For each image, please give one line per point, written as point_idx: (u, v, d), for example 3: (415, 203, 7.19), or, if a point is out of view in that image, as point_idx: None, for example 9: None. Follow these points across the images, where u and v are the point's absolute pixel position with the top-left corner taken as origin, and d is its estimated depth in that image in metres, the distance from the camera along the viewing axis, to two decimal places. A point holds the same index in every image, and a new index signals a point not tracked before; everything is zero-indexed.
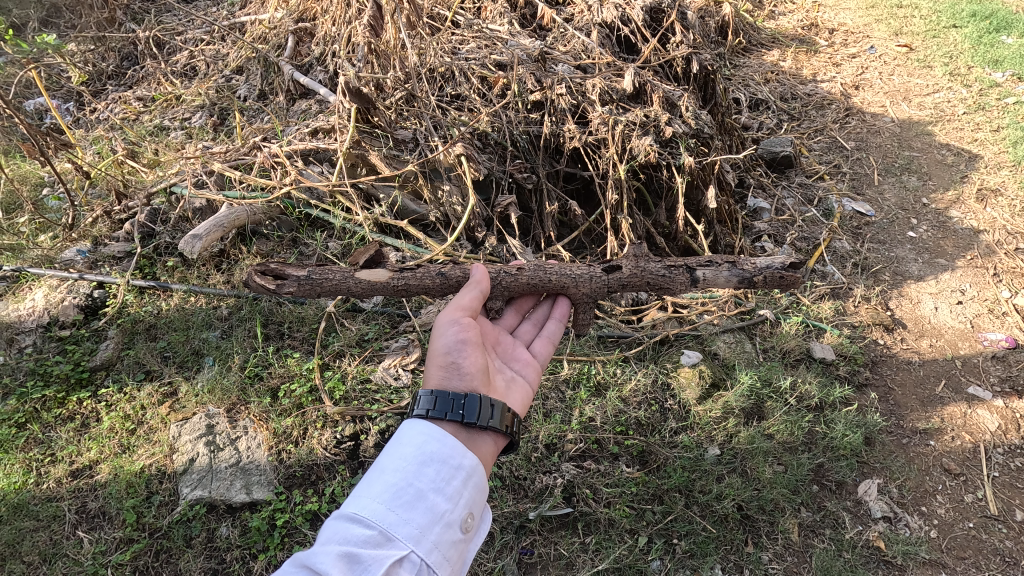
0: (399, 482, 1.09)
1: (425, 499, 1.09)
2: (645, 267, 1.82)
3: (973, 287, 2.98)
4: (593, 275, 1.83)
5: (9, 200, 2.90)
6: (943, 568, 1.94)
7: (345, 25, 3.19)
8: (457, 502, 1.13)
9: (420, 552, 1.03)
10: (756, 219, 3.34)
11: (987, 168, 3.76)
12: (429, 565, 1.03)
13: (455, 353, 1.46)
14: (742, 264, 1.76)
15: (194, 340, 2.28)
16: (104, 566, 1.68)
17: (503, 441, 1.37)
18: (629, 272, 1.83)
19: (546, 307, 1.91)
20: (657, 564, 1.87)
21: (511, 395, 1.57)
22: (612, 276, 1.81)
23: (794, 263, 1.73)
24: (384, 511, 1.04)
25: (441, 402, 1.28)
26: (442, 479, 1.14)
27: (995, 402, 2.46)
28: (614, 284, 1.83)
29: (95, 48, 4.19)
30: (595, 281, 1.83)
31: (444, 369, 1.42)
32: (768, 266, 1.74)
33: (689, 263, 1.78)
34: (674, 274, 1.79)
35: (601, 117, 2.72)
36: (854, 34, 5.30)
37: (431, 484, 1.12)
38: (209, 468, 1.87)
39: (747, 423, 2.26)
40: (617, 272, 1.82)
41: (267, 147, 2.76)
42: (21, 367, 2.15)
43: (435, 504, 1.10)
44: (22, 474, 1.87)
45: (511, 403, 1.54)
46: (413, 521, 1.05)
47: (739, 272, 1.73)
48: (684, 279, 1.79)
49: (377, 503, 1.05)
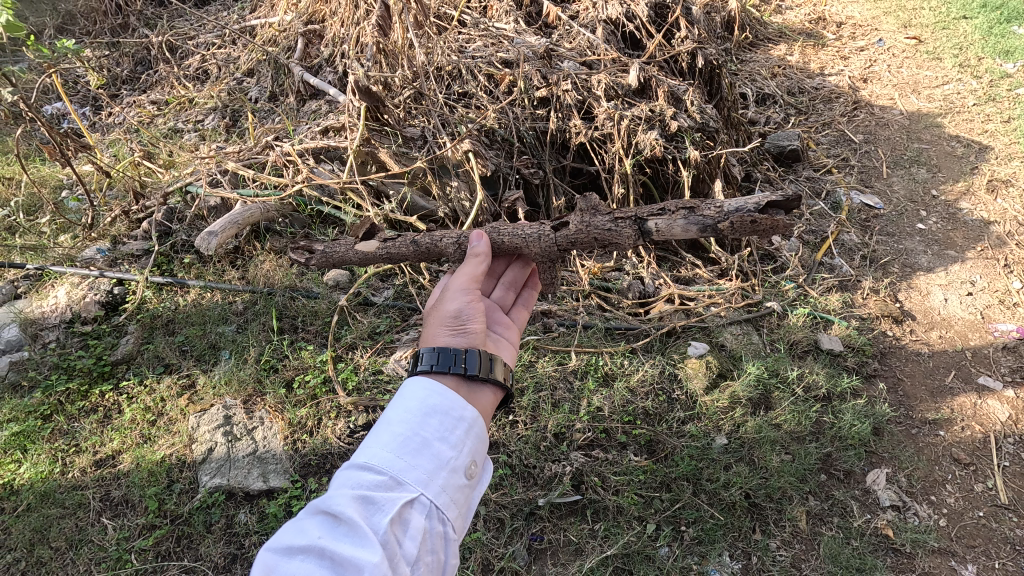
0: (408, 429, 1.05)
1: (431, 446, 1.05)
2: (591, 222, 1.80)
3: (984, 278, 2.97)
4: (541, 233, 1.84)
5: (31, 202, 2.98)
6: (952, 555, 1.95)
7: (354, 26, 3.24)
8: (466, 449, 1.09)
9: (429, 495, 1.01)
10: (763, 212, 3.36)
11: (998, 158, 3.74)
12: (439, 508, 1.01)
13: (465, 312, 1.41)
14: (700, 211, 1.70)
15: (211, 334, 2.34)
16: (128, 551, 1.75)
17: (502, 393, 1.34)
18: (577, 227, 1.82)
19: (516, 272, 1.92)
20: (665, 550, 1.90)
21: (502, 350, 1.60)
22: (559, 232, 1.81)
23: (767, 204, 1.61)
24: (393, 457, 1.01)
25: (442, 358, 1.25)
26: (450, 428, 1.09)
27: (1005, 392, 2.46)
28: (563, 241, 1.83)
29: (110, 54, 4.28)
30: (544, 239, 1.84)
31: (456, 331, 1.37)
32: (738, 209, 1.64)
33: (637, 215, 1.76)
34: (621, 225, 1.78)
35: (607, 112, 2.75)
36: (862, 27, 5.28)
37: (435, 433, 1.07)
38: (228, 457, 1.93)
39: (755, 412, 2.28)
40: (564, 228, 1.82)
41: (279, 146, 2.84)
42: (46, 361, 2.22)
43: (443, 450, 1.06)
44: (48, 464, 1.94)
45: (506, 359, 1.56)
46: (424, 466, 1.02)
47: (696, 219, 1.68)
48: (635, 233, 1.77)
49: (386, 450, 1.02)
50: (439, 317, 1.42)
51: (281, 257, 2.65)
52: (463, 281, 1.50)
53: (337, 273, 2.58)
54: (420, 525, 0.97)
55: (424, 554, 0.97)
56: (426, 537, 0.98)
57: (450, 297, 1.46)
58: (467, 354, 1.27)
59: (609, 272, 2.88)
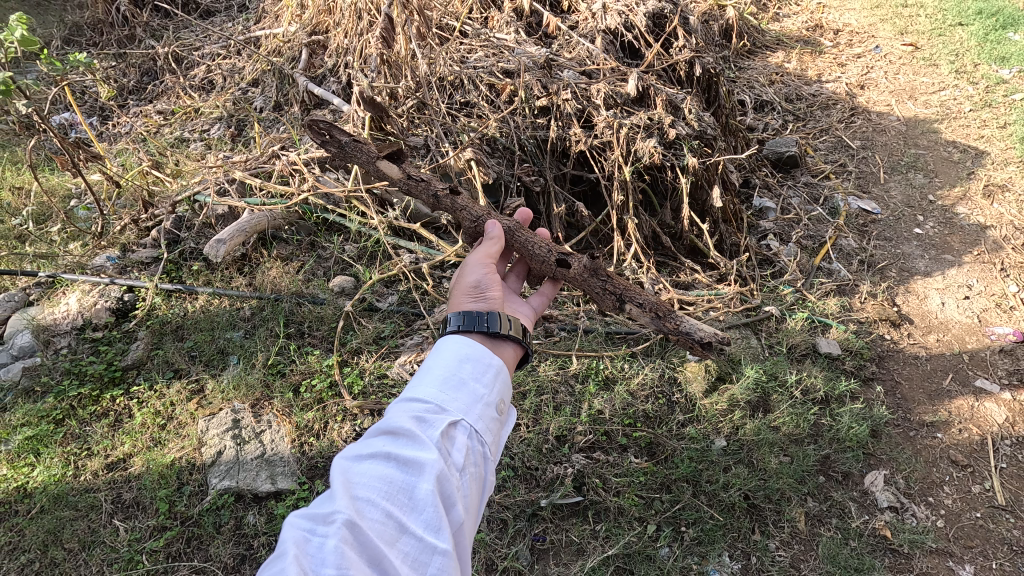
0: (448, 367, 1.11)
1: (468, 384, 1.10)
2: (587, 278, 2.02)
3: (981, 281, 3.01)
4: (546, 260, 2.02)
5: (41, 210, 3.03)
6: (949, 556, 1.98)
7: (357, 37, 3.31)
8: (498, 387, 1.14)
9: (470, 420, 1.05)
10: (761, 218, 3.40)
11: (994, 164, 3.79)
12: (480, 430, 1.05)
13: (483, 283, 1.44)
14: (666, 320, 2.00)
15: (219, 339, 2.38)
16: (139, 552, 1.79)
17: (523, 350, 1.35)
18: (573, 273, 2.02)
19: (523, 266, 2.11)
20: (666, 550, 1.94)
21: (521, 316, 1.59)
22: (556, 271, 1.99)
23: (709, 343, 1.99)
24: (436, 388, 1.07)
25: (465, 319, 1.27)
26: (483, 368, 1.14)
27: (1002, 394, 2.49)
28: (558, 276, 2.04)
29: (116, 65, 4.36)
30: (546, 265, 2.03)
31: (478, 299, 1.38)
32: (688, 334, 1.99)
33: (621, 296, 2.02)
34: (605, 295, 2.05)
35: (606, 121, 2.81)
36: (859, 34, 5.34)
37: (472, 374, 1.12)
38: (237, 460, 1.97)
39: (753, 415, 2.31)
40: (565, 268, 2.01)
41: (286, 155, 2.91)
42: (58, 367, 2.26)
43: (478, 384, 1.11)
44: (61, 467, 1.99)
45: (527, 323, 1.56)
46: (462, 396, 1.07)
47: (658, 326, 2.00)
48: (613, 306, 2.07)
49: (430, 383, 1.07)
50: (459, 290, 1.45)
51: (287, 264, 2.70)
52: (479, 260, 1.55)
53: (342, 280, 2.62)
54: (464, 441, 1.02)
55: (471, 466, 1.01)
56: (470, 453, 1.02)
57: (469, 271, 1.51)
58: (490, 315, 1.29)
59: None
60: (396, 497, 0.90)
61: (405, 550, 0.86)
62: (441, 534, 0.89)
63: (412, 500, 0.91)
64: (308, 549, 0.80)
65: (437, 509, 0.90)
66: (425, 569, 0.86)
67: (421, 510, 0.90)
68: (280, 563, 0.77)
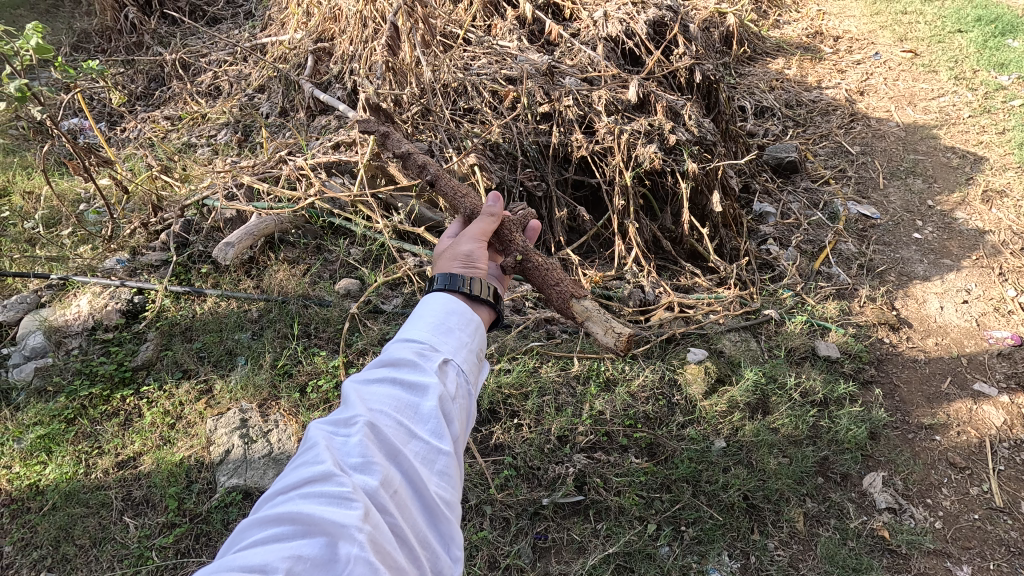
0: (438, 312, 1.15)
1: (455, 332, 1.13)
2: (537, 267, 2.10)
3: (979, 286, 3.04)
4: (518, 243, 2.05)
5: (51, 214, 3.08)
6: (947, 556, 2.00)
7: (363, 45, 3.36)
8: (480, 334, 1.18)
9: (460, 359, 1.09)
10: (762, 222, 3.44)
11: (993, 169, 3.83)
12: (470, 366, 1.10)
13: (475, 253, 1.44)
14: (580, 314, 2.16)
15: (228, 340, 2.43)
16: (149, 548, 1.83)
17: (496, 314, 1.37)
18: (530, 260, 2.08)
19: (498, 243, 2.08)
20: (666, 550, 1.97)
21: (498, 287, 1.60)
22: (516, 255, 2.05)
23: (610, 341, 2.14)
24: (429, 330, 1.11)
25: (450, 278, 1.29)
26: (467, 320, 1.17)
27: (1000, 397, 2.52)
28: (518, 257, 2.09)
29: (125, 72, 4.43)
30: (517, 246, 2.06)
31: (467, 266, 1.39)
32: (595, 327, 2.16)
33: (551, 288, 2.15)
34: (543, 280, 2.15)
35: (607, 127, 2.86)
36: (858, 41, 5.39)
37: (458, 324, 1.15)
38: (244, 458, 2.01)
39: (753, 416, 2.34)
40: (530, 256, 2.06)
41: (292, 160, 2.94)
42: (69, 367, 2.31)
43: (464, 330, 1.15)
44: (73, 465, 2.03)
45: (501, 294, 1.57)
46: (452, 340, 1.11)
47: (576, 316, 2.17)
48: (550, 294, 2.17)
49: (423, 325, 1.11)
50: (446, 256, 1.44)
51: (294, 267, 2.75)
52: (472, 236, 1.55)
53: (348, 283, 2.67)
54: (457, 375, 1.06)
55: (465, 393, 1.06)
56: (461, 383, 1.07)
57: (462, 241, 1.50)
58: (473, 278, 1.31)
59: (610, 280, 2.87)
60: (404, 410, 0.96)
61: (414, 451, 0.92)
62: (444, 440, 0.96)
63: (417, 414, 0.97)
64: (335, 444, 0.89)
65: (440, 420, 0.97)
66: (432, 466, 0.93)
67: (426, 421, 0.96)
68: (310, 454, 0.87)
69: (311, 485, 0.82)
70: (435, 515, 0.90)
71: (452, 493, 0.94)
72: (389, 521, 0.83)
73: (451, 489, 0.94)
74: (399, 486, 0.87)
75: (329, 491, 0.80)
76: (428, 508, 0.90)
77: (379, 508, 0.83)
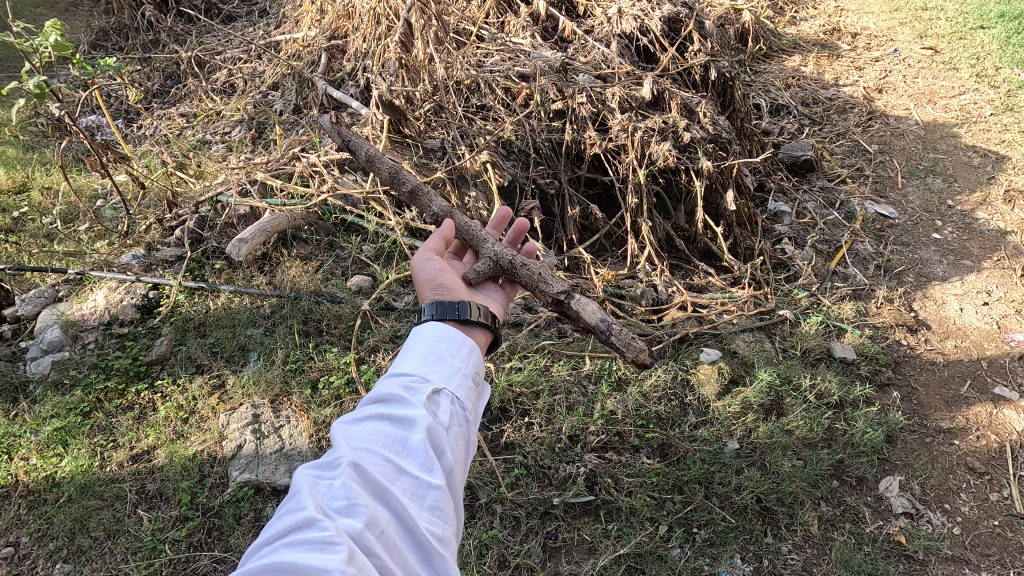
0: (429, 341, 1.16)
1: (446, 359, 1.13)
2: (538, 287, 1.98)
3: (1000, 287, 2.97)
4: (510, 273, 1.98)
5: (69, 210, 3.12)
6: (965, 563, 1.96)
7: (376, 41, 3.36)
8: (475, 357, 1.18)
9: (452, 387, 1.09)
10: (776, 221, 3.38)
11: (1015, 169, 3.74)
12: (464, 393, 1.10)
13: (439, 276, 1.49)
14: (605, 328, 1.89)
15: (241, 336, 2.45)
16: (162, 541, 1.85)
17: (492, 335, 1.39)
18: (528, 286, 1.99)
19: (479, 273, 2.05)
20: (677, 551, 1.95)
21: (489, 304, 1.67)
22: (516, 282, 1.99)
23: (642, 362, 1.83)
24: (419, 360, 1.11)
25: (439, 308, 1.30)
26: (459, 345, 1.17)
27: (1022, 402, 2.46)
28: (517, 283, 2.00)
29: (142, 69, 4.48)
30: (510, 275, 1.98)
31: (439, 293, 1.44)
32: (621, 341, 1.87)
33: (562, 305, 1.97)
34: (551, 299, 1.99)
35: (621, 124, 2.84)
36: (877, 38, 5.29)
37: (449, 351, 1.15)
38: (256, 453, 2.03)
39: (766, 418, 2.32)
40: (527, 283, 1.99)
41: (306, 157, 2.99)
42: (85, 361, 2.34)
43: (457, 356, 1.14)
44: (88, 458, 2.06)
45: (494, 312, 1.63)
46: (443, 368, 1.11)
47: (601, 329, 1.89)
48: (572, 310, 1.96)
49: (413, 356, 1.12)
50: (421, 286, 1.50)
51: (306, 263, 2.77)
52: (427, 253, 1.61)
53: (360, 279, 2.68)
54: (449, 404, 1.06)
55: (459, 421, 1.06)
56: (455, 412, 1.06)
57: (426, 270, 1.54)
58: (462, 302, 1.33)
59: (623, 279, 2.85)
60: (391, 446, 0.97)
61: (403, 487, 0.92)
62: (435, 474, 0.96)
63: (406, 448, 0.97)
64: (319, 488, 0.88)
65: (428, 453, 0.97)
66: (423, 501, 0.93)
67: (415, 455, 0.96)
68: (295, 500, 0.86)
69: (295, 533, 0.81)
70: (428, 552, 0.89)
71: (445, 528, 0.93)
72: (377, 563, 0.82)
73: (443, 523, 0.93)
74: (386, 525, 0.87)
75: (312, 537, 0.80)
76: (419, 545, 0.89)
77: (366, 550, 0.82)
